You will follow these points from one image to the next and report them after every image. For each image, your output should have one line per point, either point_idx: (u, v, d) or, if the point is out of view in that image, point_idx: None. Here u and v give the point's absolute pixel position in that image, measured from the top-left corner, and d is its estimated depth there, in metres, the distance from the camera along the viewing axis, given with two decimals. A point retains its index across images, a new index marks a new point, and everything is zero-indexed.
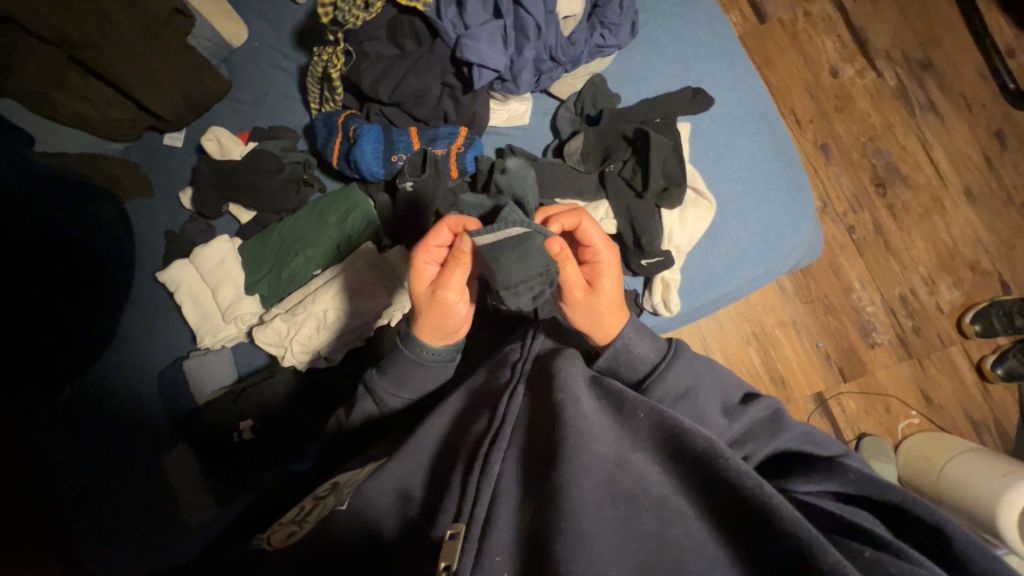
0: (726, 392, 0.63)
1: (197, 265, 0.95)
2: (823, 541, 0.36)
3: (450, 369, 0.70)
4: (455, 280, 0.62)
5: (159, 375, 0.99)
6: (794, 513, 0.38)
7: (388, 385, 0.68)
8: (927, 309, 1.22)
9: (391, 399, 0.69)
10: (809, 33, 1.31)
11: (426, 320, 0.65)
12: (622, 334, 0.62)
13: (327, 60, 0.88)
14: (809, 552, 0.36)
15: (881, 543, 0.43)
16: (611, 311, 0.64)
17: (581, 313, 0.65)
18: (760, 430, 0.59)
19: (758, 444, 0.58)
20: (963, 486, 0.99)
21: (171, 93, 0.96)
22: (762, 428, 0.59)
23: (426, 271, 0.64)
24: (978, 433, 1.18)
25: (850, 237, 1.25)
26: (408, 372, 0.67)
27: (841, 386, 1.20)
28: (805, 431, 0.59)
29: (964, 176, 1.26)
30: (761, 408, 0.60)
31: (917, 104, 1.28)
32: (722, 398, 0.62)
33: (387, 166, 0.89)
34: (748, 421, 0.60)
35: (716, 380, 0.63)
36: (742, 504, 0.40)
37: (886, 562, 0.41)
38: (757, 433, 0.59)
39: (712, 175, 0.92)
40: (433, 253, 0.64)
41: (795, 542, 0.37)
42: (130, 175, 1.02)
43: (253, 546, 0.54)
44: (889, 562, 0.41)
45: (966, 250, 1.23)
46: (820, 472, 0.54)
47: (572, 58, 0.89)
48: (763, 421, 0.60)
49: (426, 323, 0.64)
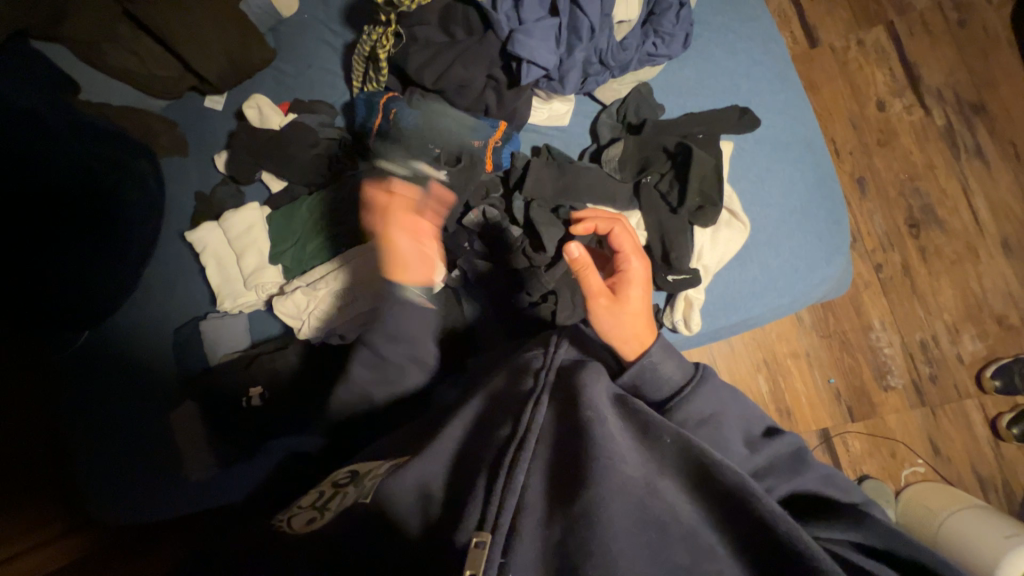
0: (750, 422, 0.62)
1: (225, 229, 0.96)
2: None
3: (427, 307, 0.84)
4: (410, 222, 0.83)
5: (174, 333, 1.01)
6: (825, 561, 0.39)
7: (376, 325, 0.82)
8: (947, 358, 1.19)
9: (386, 348, 0.80)
10: (860, 63, 1.28)
11: (395, 262, 0.82)
12: (649, 352, 0.61)
13: (376, 40, 0.89)
14: None
15: None
16: (637, 327, 0.67)
17: (604, 323, 0.68)
18: (782, 467, 0.58)
19: (777, 480, 0.58)
20: (962, 543, 0.97)
21: (218, 57, 0.97)
22: (784, 465, 0.59)
23: (378, 226, 0.84)
24: (984, 490, 1.15)
25: (876, 275, 1.22)
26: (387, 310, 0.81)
27: (847, 425, 1.18)
28: (826, 473, 0.60)
29: (1004, 226, 1.22)
30: (783, 444, 0.60)
31: (963, 147, 1.24)
32: (745, 427, 0.61)
33: (424, 152, 0.90)
34: (770, 455, 0.59)
35: (741, 409, 0.61)
36: (773, 545, 0.41)
37: None
38: (777, 468, 0.58)
39: (749, 197, 0.90)
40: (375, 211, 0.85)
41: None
42: (168, 133, 1.03)
43: (273, 527, 0.53)
44: None
45: (995, 302, 1.20)
46: (844, 520, 0.52)
47: (621, 64, 0.88)
48: (785, 457, 0.59)
49: (399, 264, 0.82)
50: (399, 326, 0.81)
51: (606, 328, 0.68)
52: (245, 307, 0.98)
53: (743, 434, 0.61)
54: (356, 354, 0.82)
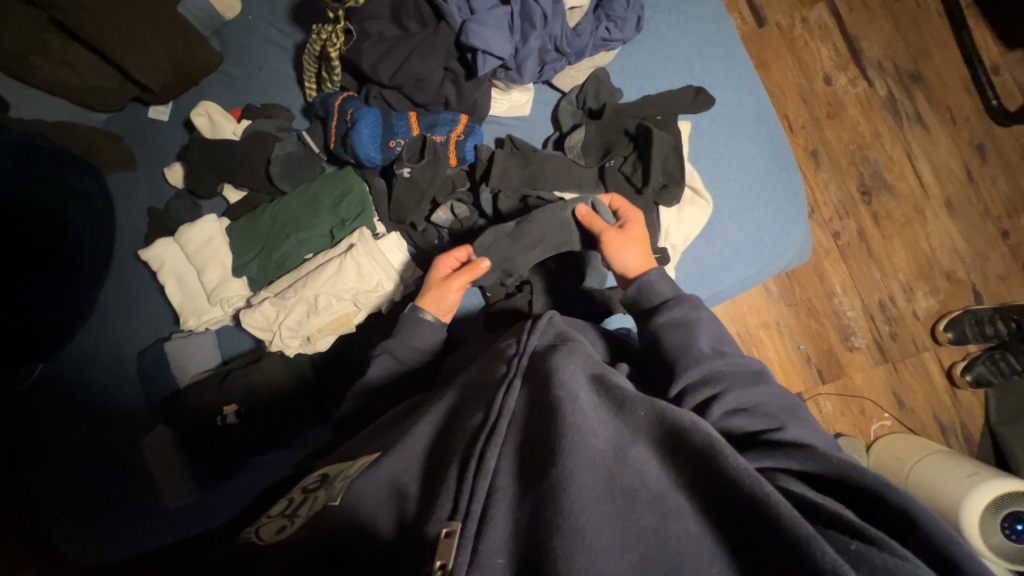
0: (722, 338, 0.66)
1: (182, 245, 0.92)
2: (820, 540, 0.36)
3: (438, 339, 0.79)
4: (457, 281, 0.79)
5: (138, 356, 0.96)
6: (789, 512, 0.38)
7: (399, 338, 0.77)
8: (904, 315, 1.26)
9: (406, 352, 0.76)
10: (805, 39, 1.32)
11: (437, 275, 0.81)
12: (647, 274, 0.72)
13: (327, 38, 0.88)
14: (806, 549, 0.36)
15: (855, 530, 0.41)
16: (643, 257, 0.75)
17: (616, 251, 0.76)
18: (740, 377, 0.61)
19: (732, 389, 0.59)
20: (930, 486, 1.02)
21: (160, 65, 0.92)
22: (743, 377, 0.61)
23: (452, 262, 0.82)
24: (945, 435, 1.23)
25: (835, 243, 1.28)
26: (412, 326, 0.77)
27: (819, 388, 1.24)
28: (783, 402, 0.60)
29: (945, 186, 1.29)
30: (742, 362, 0.63)
31: (905, 115, 1.31)
32: (714, 341, 0.64)
33: (385, 151, 0.88)
34: (731, 365, 0.62)
35: (715, 326, 0.66)
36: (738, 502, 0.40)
37: (873, 558, 0.38)
38: (736, 378, 0.60)
39: (709, 173, 0.93)
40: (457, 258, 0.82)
41: (789, 538, 0.37)
42: (112, 146, 0.98)
43: (243, 540, 0.51)
44: (877, 558, 0.38)
45: (943, 260, 1.27)
46: (789, 452, 0.51)
47: (577, 50, 0.89)
48: (745, 373, 0.62)
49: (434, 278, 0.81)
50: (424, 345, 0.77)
51: (618, 256, 0.76)
52: (211, 324, 0.95)
53: (712, 342, 0.64)
54: (376, 356, 0.76)
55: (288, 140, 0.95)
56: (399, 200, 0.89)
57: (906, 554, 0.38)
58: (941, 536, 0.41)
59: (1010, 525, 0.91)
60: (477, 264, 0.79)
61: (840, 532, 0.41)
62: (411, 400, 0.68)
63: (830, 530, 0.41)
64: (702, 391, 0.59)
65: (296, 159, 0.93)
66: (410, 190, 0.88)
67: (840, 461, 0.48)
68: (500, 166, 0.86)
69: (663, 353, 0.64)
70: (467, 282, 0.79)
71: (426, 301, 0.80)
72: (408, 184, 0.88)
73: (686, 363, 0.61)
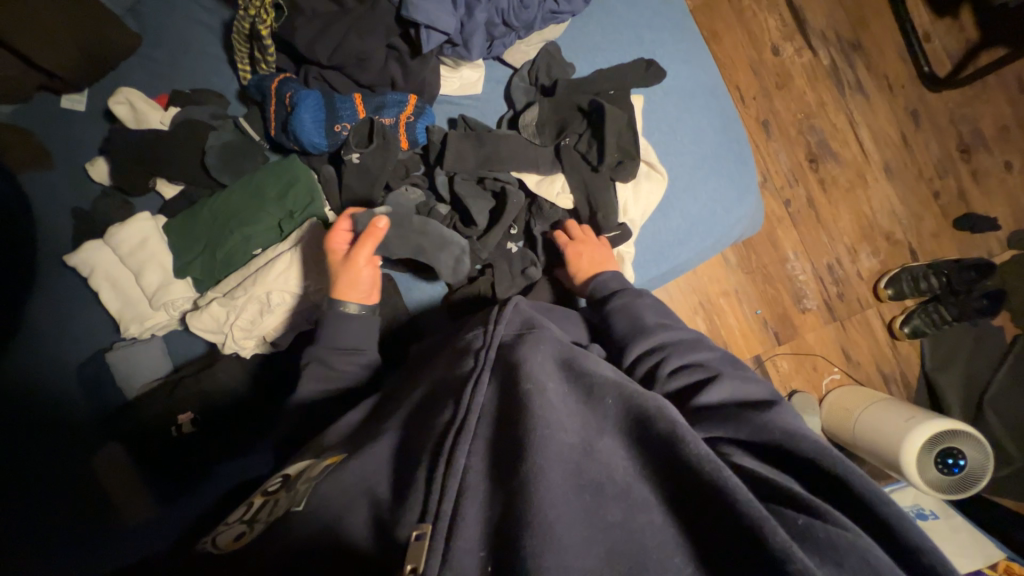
0: (667, 313, 0.71)
1: (115, 247, 0.85)
2: (772, 521, 0.37)
3: (373, 325, 0.77)
4: (365, 250, 0.76)
5: (78, 370, 0.89)
6: (744, 495, 0.38)
7: (324, 345, 0.74)
8: (850, 276, 1.34)
9: (336, 356, 0.73)
10: (753, 10, 1.34)
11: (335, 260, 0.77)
12: (599, 275, 0.79)
13: (255, 14, 0.80)
14: (759, 532, 0.36)
15: (801, 503, 0.41)
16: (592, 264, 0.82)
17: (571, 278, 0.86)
18: (684, 345, 0.65)
19: (673, 353, 0.64)
20: (876, 435, 1.10)
21: (70, 51, 0.84)
22: (686, 344, 0.65)
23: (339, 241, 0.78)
24: (887, 384, 1.32)
25: (786, 211, 1.33)
26: (334, 326, 0.74)
27: (776, 349, 1.30)
28: (729, 362, 0.64)
29: (884, 152, 1.36)
30: (687, 332, 0.67)
31: (846, 84, 1.36)
32: (660, 315, 0.70)
33: (331, 136, 0.84)
34: (673, 337, 0.66)
35: (657, 304, 0.72)
36: (701, 488, 0.40)
37: (816, 530, 0.39)
38: (679, 345, 0.65)
39: (664, 147, 0.94)
40: (343, 235, 0.79)
41: (745, 522, 0.37)
42: (22, 143, 0.89)
43: (199, 550, 0.51)
44: (820, 529, 0.39)
45: (883, 221, 1.35)
46: (732, 422, 0.53)
47: (525, 23, 0.86)
48: (687, 340, 0.66)
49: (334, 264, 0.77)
50: (354, 343, 0.75)
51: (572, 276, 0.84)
52: (157, 330, 0.90)
53: (658, 318, 0.69)
54: (306, 368, 0.74)
55: (223, 128, 0.88)
56: (349, 187, 0.85)
57: (845, 524, 0.39)
58: (875, 498, 0.41)
59: (942, 460, 1.01)
60: (372, 227, 0.76)
61: (789, 507, 0.41)
62: (377, 397, 0.67)
63: (779, 505, 0.42)
64: (648, 358, 0.64)
65: (235, 150, 0.87)
66: (358, 169, 0.84)
67: (787, 435, 0.49)
68: (455, 149, 0.84)
69: (614, 336, 0.70)
70: (373, 248, 0.76)
71: (342, 291, 0.76)
72: (359, 170, 0.84)
73: (639, 335, 0.67)
